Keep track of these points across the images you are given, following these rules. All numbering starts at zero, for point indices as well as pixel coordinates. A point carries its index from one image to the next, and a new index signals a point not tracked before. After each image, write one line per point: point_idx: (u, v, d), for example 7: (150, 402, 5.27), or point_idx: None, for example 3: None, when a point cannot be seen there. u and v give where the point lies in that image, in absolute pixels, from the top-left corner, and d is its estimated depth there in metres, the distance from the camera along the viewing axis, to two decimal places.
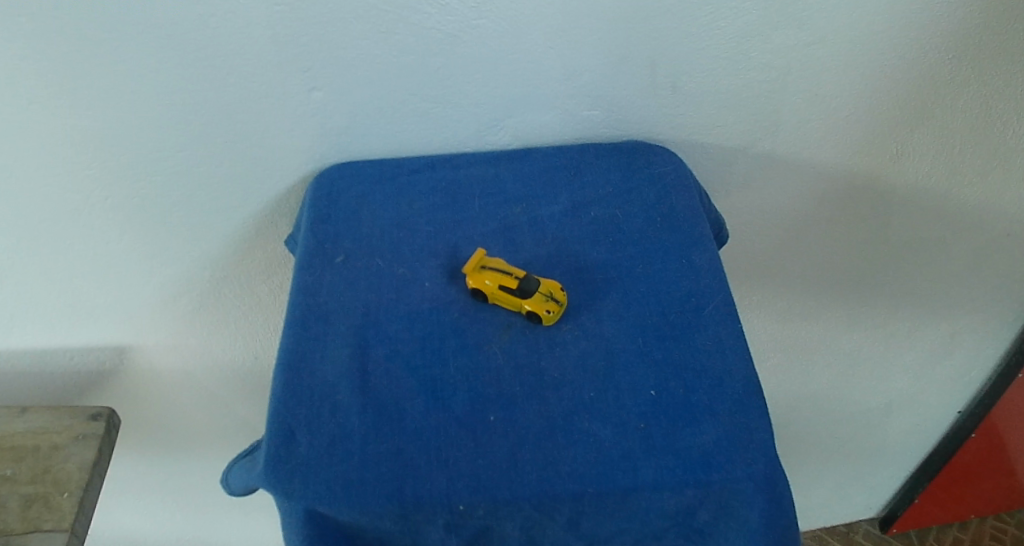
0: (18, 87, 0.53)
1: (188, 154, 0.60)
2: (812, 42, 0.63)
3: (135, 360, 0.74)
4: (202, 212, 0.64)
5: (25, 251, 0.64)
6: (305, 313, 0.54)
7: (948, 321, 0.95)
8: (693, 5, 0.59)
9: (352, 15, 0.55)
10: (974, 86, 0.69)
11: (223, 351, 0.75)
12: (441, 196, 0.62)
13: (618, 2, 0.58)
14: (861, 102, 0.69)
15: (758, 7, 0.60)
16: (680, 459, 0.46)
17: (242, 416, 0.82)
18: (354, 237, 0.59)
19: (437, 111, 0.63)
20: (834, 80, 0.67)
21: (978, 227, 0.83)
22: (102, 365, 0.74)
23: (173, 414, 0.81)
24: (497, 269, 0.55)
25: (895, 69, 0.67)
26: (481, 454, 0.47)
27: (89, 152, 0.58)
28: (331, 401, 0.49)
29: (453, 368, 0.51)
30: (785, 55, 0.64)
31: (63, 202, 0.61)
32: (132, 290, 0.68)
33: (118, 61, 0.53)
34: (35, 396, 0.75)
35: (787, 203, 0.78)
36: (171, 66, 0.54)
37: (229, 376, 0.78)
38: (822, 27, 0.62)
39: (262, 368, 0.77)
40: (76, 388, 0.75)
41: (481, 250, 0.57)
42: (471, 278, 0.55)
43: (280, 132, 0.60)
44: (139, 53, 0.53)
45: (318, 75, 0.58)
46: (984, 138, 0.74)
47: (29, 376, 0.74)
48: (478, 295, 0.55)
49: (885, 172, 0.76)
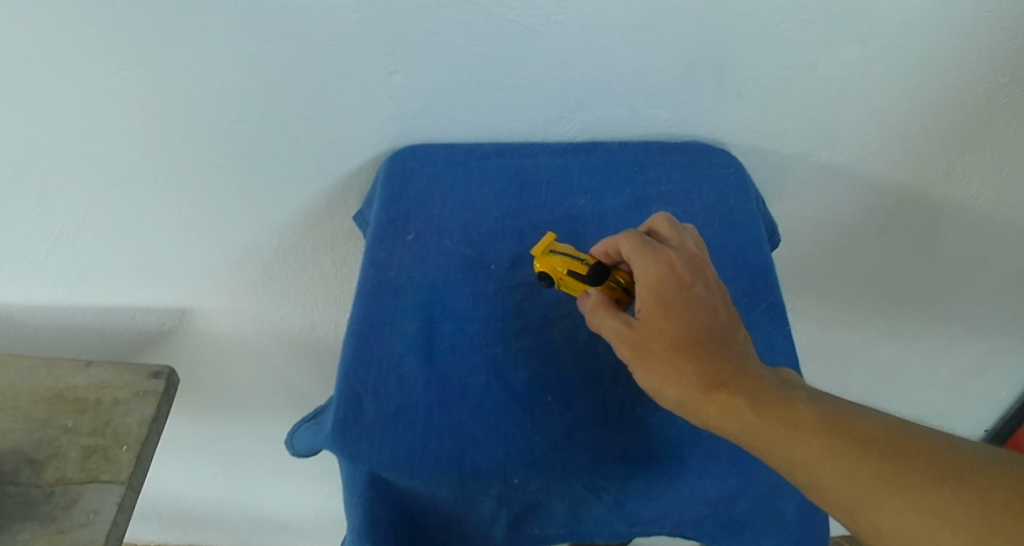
0: (112, 52, 0.53)
1: (268, 125, 0.60)
2: (884, 56, 0.63)
3: (196, 325, 0.75)
4: (274, 183, 0.64)
5: (100, 211, 0.64)
6: (375, 286, 0.55)
7: (990, 342, 0.94)
8: (769, 13, 0.59)
9: (435, 4, 0.55)
10: None
11: (280, 323, 0.75)
12: (510, 183, 0.63)
13: (696, 6, 0.58)
14: (930, 118, 0.68)
15: (833, 20, 0.60)
16: (730, 450, 0.47)
17: (284, 387, 0.83)
18: (424, 217, 0.60)
19: (509, 101, 0.63)
20: (901, 95, 0.66)
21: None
22: (164, 326, 0.74)
23: (226, 381, 0.82)
24: (565, 254, 0.53)
25: (963, 88, 0.66)
26: (539, 432, 0.47)
27: (171, 115, 0.58)
28: (397, 371, 0.50)
29: (515, 348, 0.52)
30: (855, 68, 0.64)
31: (141, 163, 0.61)
32: (199, 255, 0.69)
33: (212, 31, 0.54)
34: (96, 351, 0.76)
35: (842, 215, 0.78)
36: (263, 37, 0.55)
37: (276, 350, 0.78)
38: (895, 41, 0.62)
39: (306, 343, 0.78)
40: (137, 347, 0.76)
41: (551, 235, 0.55)
42: (537, 262, 0.54)
43: (356, 112, 0.61)
44: (233, 23, 0.53)
45: (398, 59, 0.58)
46: None
47: (91, 334, 0.74)
48: (545, 280, 0.54)
49: (941, 190, 0.75)
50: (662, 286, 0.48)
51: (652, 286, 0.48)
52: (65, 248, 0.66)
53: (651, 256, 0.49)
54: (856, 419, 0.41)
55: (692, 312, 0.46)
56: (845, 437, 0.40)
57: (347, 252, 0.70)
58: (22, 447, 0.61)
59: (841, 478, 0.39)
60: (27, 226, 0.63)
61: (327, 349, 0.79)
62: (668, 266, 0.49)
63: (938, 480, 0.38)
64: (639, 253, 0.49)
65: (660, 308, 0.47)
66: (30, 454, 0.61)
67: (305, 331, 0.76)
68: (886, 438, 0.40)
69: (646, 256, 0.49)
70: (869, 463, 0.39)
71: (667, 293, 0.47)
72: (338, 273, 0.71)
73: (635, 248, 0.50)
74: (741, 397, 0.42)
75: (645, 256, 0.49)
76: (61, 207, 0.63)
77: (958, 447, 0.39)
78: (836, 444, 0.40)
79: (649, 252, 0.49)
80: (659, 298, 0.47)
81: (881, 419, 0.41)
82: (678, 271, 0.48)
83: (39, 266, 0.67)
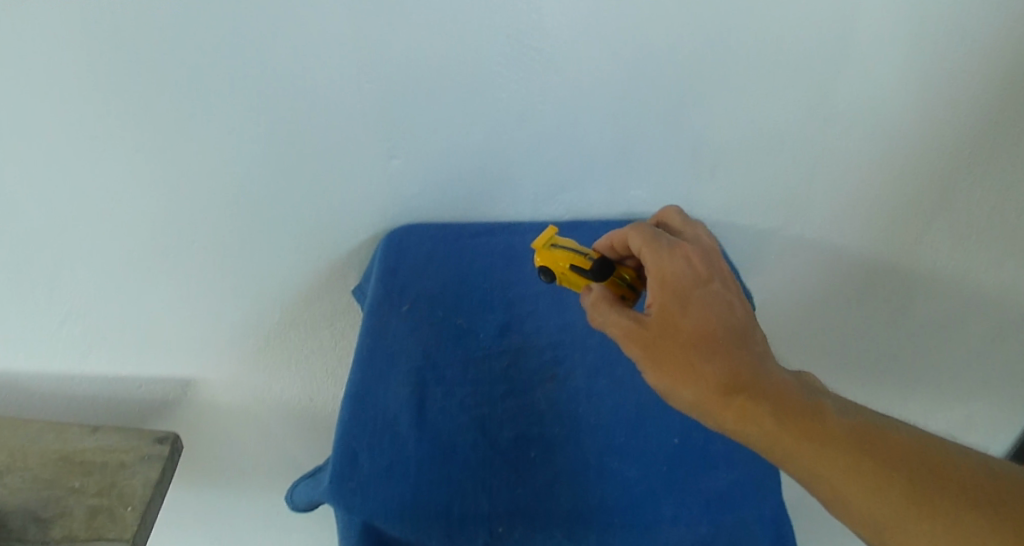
0: (131, 132, 0.53)
1: (274, 207, 0.61)
2: (847, 134, 0.67)
3: (197, 395, 0.75)
4: (277, 262, 0.66)
5: (107, 282, 0.62)
6: (370, 353, 0.58)
7: (965, 407, 0.97)
8: (742, 98, 0.63)
9: (433, 93, 0.57)
10: (989, 180, 0.72)
11: (281, 393, 0.77)
12: (501, 258, 0.65)
13: (672, 93, 0.62)
14: (897, 192, 0.72)
15: (800, 105, 0.64)
16: (692, 499, 0.54)
17: (275, 458, 0.85)
18: (419, 289, 0.63)
19: (501, 184, 0.66)
20: (866, 171, 0.70)
21: (992, 315, 0.86)
22: (166, 397, 0.74)
23: (223, 452, 0.82)
24: (566, 248, 0.57)
25: (922, 166, 0.70)
26: (522, 485, 0.54)
27: (183, 196, 0.58)
28: (391, 431, 0.53)
29: (500, 409, 0.57)
30: (820, 147, 0.68)
31: (152, 242, 0.61)
32: (203, 328, 0.69)
33: (225, 114, 0.54)
34: (93, 416, 0.73)
35: (817, 285, 0.81)
36: (275, 121, 0.56)
37: (268, 422, 0.80)
38: (858, 122, 0.66)
39: (298, 414, 0.80)
40: (136, 416, 0.74)
41: (551, 227, 0.58)
42: (539, 255, 0.57)
43: (356, 197, 0.63)
44: (245, 107, 0.54)
45: (399, 146, 0.60)
46: (999, 230, 0.76)
47: (90, 400, 0.71)
48: (546, 272, 0.57)
49: (908, 259, 0.78)
50: (673, 284, 0.52)
51: (674, 277, 0.53)
52: (72, 325, 0.65)
53: (663, 253, 0.53)
54: (866, 428, 0.46)
55: (707, 308, 0.51)
56: (857, 442, 0.46)
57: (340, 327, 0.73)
58: (30, 505, 0.62)
59: (855, 480, 0.44)
60: (35, 306, 0.62)
61: (323, 418, 0.81)
62: (678, 262, 0.53)
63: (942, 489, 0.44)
64: (650, 250, 0.54)
65: (671, 306, 0.52)
66: (37, 513, 0.62)
67: (297, 404, 0.78)
68: (893, 446, 0.45)
69: (658, 253, 0.53)
70: (865, 462, 0.45)
71: (677, 291, 0.52)
72: (331, 348, 0.74)
73: (647, 245, 0.54)
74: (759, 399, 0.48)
75: (658, 253, 0.53)
76: (69, 286, 0.62)
77: (958, 456, 0.45)
78: (849, 447, 0.45)
79: (670, 246, 0.54)
80: (678, 294, 0.52)
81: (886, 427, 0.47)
82: (687, 268, 0.53)
83: (44, 346, 0.66)
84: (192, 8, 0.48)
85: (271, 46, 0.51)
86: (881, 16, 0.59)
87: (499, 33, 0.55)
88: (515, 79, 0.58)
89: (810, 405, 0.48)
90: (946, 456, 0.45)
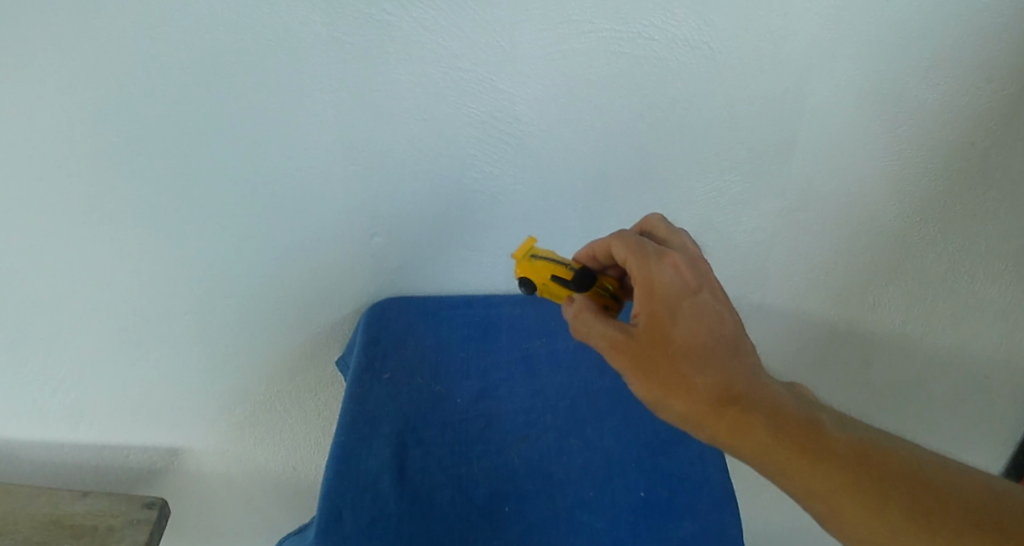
0: (127, 214, 0.57)
1: (260, 281, 0.65)
2: (804, 208, 0.71)
3: (186, 463, 0.77)
4: (263, 333, 0.69)
5: (101, 355, 0.66)
6: (354, 417, 0.61)
7: None
8: (706, 176, 0.67)
9: (407, 178, 0.61)
10: (940, 246, 0.75)
11: (265, 462, 0.79)
12: (475, 328, 0.70)
13: (637, 172, 0.65)
14: (851, 263, 0.76)
15: (760, 184, 0.68)
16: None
17: (261, 524, 0.86)
18: (400, 358, 0.67)
19: (476, 257, 0.69)
20: (823, 243, 0.74)
21: (953, 374, 0.89)
22: (155, 465, 0.76)
23: (206, 520, 0.83)
24: (547, 260, 0.60)
25: (876, 239, 0.74)
26: (496, 537, 0.56)
27: (175, 273, 0.62)
28: (372, 488, 0.56)
29: (476, 468, 0.59)
30: (780, 220, 0.71)
31: (147, 313, 0.64)
32: (191, 398, 0.72)
33: (213, 196, 0.58)
34: (85, 483, 0.75)
35: (781, 351, 0.85)
36: (258, 201, 0.59)
37: (253, 490, 0.82)
38: (815, 197, 0.70)
39: (283, 481, 0.82)
40: (126, 483, 0.76)
41: (533, 240, 0.62)
42: (520, 267, 0.60)
43: (340, 272, 0.66)
44: (231, 188, 0.57)
45: (379, 224, 0.63)
46: (954, 292, 0.80)
47: (82, 467, 0.74)
48: (526, 283, 0.61)
49: (865, 320, 0.82)
50: (660, 294, 0.53)
51: (663, 289, 0.54)
52: (69, 391, 0.67)
53: (650, 263, 0.54)
54: (858, 439, 0.49)
55: (696, 319, 0.53)
56: (850, 456, 0.48)
57: (323, 395, 0.75)
58: None
59: (848, 496, 0.46)
60: (34, 370, 0.65)
61: (306, 484, 0.83)
62: (665, 272, 0.54)
63: (939, 511, 0.45)
64: (637, 260, 0.55)
65: (658, 316, 0.53)
66: None
67: (282, 471, 0.80)
68: (883, 460, 0.48)
69: (644, 263, 0.54)
70: (852, 479, 0.47)
71: (665, 300, 0.53)
72: (315, 416, 0.77)
73: (632, 256, 0.55)
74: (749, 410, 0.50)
75: (645, 263, 0.54)
76: (68, 353, 0.65)
77: (954, 474, 0.47)
78: (839, 459, 0.48)
79: (657, 256, 0.55)
80: (666, 305, 0.53)
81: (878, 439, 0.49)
82: (674, 277, 0.54)
83: (41, 411, 0.68)
84: (184, 103, 0.52)
85: (256, 136, 0.55)
86: (830, 105, 0.63)
87: (468, 123, 0.58)
88: (485, 163, 0.61)
89: (797, 418, 0.50)
90: (933, 478, 0.47)
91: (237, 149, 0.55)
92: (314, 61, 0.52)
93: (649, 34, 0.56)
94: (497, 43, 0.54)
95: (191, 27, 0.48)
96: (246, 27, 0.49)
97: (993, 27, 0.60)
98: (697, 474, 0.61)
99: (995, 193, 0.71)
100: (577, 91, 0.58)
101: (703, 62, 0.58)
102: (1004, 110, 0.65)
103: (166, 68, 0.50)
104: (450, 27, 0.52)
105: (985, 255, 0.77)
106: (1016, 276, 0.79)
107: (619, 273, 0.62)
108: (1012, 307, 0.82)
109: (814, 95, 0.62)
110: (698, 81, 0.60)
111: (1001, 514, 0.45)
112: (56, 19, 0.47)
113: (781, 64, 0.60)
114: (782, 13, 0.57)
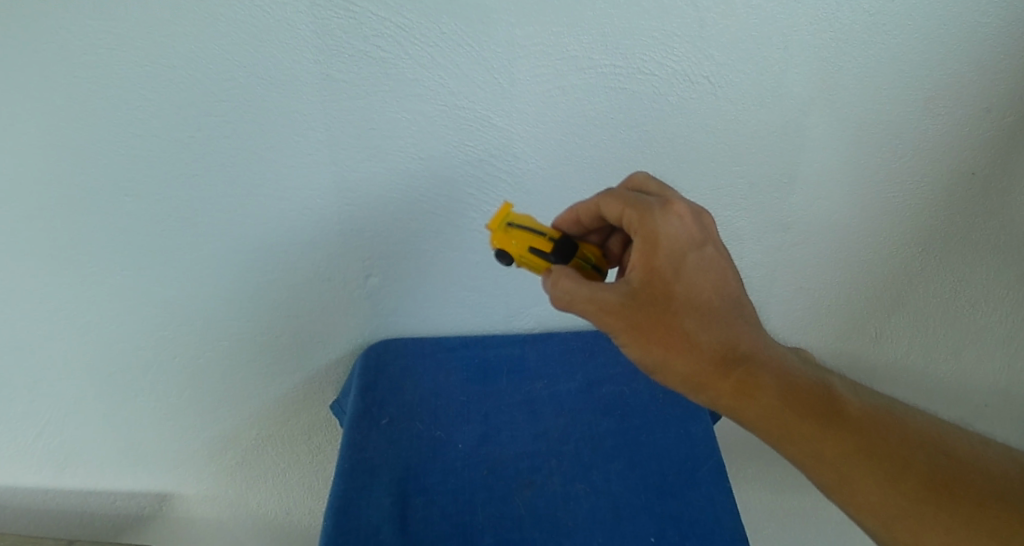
0: (115, 258, 0.56)
1: (253, 324, 0.64)
2: (799, 242, 0.70)
3: (174, 508, 0.75)
4: (256, 377, 0.68)
5: (87, 400, 0.64)
6: (353, 466, 0.59)
7: None
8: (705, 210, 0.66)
9: (406, 217, 0.61)
10: (941, 276, 0.75)
11: (256, 508, 0.77)
12: (474, 371, 0.69)
13: None
14: (852, 295, 0.76)
15: (756, 219, 0.68)
16: None
17: None
18: (398, 403, 0.65)
19: (474, 298, 0.69)
20: (819, 277, 0.74)
21: (956, 402, 0.87)
22: (142, 511, 0.74)
23: None
24: (523, 229, 0.53)
25: (873, 273, 0.74)
26: None
27: (165, 315, 0.61)
28: (375, 540, 0.55)
29: (481, 516, 0.58)
30: (773, 255, 0.71)
31: (136, 355, 0.62)
32: (181, 443, 0.70)
33: (204, 238, 0.57)
34: (67, 529, 0.73)
35: None
36: (252, 241, 0.58)
37: (243, 533, 0.80)
38: (809, 231, 0.70)
39: (272, 523, 0.79)
40: (113, 529, 0.75)
41: (507, 205, 0.54)
42: (495, 237, 0.53)
43: (336, 312, 0.66)
44: (224, 229, 0.57)
45: (376, 264, 0.63)
46: (955, 321, 0.79)
47: (64, 514, 0.72)
48: (503, 256, 0.53)
49: (864, 352, 0.81)
50: (664, 248, 0.49)
51: (671, 242, 0.50)
52: (52, 434, 0.66)
53: (654, 215, 0.50)
54: (868, 410, 0.48)
55: (703, 276, 0.49)
56: (860, 425, 0.47)
57: (317, 438, 0.74)
58: None
59: (863, 467, 0.46)
60: (17, 414, 0.63)
61: (300, 530, 0.81)
62: (670, 223, 0.50)
63: (955, 485, 0.45)
64: (636, 214, 0.51)
65: (659, 272, 0.49)
66: None
67: (272, 514, 0.79)
68: (894, 430, 0.47)
69: (647, 215, 0.50)
70: (864, 447, 0.46)
71: (667, 255, 0.49)
72: (308, 458, 0.75)
73: (631, 209, 0.51)
74: (754, 375, 0.48)
75: (648, 216, 0.50)
76: (52, 395, 0.63)
77: (969, 448, 0.47)
78: (850, 427, 0.47)
79: (666, 208, 0.50)
80: (673, 260, 0.49)
81: (886, 409, 0.49)
82: (681, 229, 0.50)
83: (22, 457, 0.66)
84: (176, 142, 0.52)
85: (249, 178, 0.55)
86: (827, 138, 0.63)
87: (465, 160, 0.58)
88: (482, 202, 0.61)
89: (807, 386, 0.48)
90: (944, 445, 0.47)
91: (230, 190, 0.55)
92: (310, 98, 0.52)
93: (649, 69, 0.56)
94: (495, 80, 0.54)
95: (185, 61, 0.48)
96: (238, 64, 0.49)
97: (991, 58, 0.60)
98: (708, 517, 0.58)
99: (994, 222, 0.71)
100: (572, 129, 0.59)
101: (703, 95, 0.59)
102: (1002, 141, 0.65)
103: (158, 109, 0.50)
104: (447, 66, 0.53)
105: (986, 284, 0.76)
106: (1017, 303, 0.78)
107: (600, 240, 0.58)
108: (1013, 334, 0.81)
109: (811, 129, 0.62)
110: (698, 115, 0.60)
111: (1012, 484, 0.45)
112: (48, 52, 0.46)
113: (778, 99, 0.60)
114: (781, 46, 0.57)
